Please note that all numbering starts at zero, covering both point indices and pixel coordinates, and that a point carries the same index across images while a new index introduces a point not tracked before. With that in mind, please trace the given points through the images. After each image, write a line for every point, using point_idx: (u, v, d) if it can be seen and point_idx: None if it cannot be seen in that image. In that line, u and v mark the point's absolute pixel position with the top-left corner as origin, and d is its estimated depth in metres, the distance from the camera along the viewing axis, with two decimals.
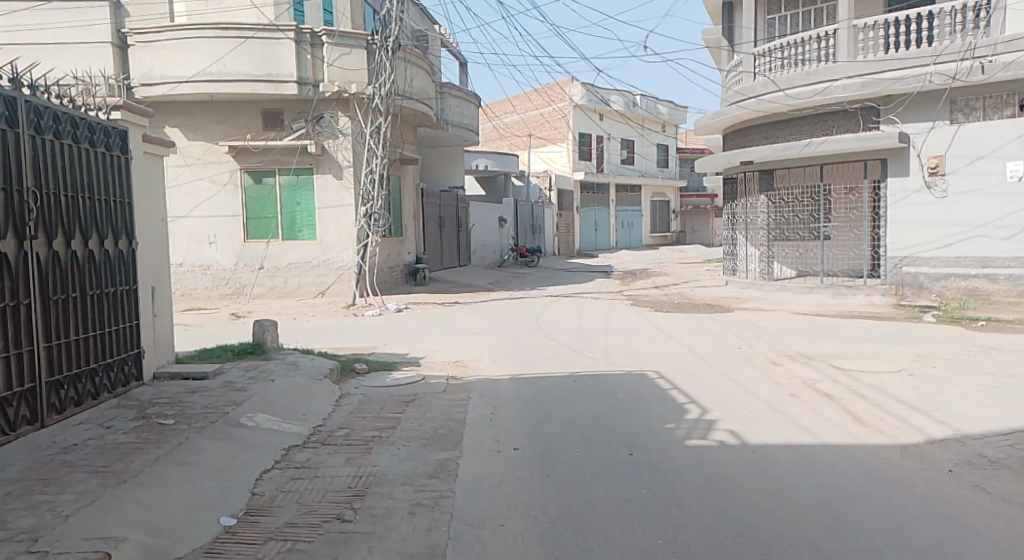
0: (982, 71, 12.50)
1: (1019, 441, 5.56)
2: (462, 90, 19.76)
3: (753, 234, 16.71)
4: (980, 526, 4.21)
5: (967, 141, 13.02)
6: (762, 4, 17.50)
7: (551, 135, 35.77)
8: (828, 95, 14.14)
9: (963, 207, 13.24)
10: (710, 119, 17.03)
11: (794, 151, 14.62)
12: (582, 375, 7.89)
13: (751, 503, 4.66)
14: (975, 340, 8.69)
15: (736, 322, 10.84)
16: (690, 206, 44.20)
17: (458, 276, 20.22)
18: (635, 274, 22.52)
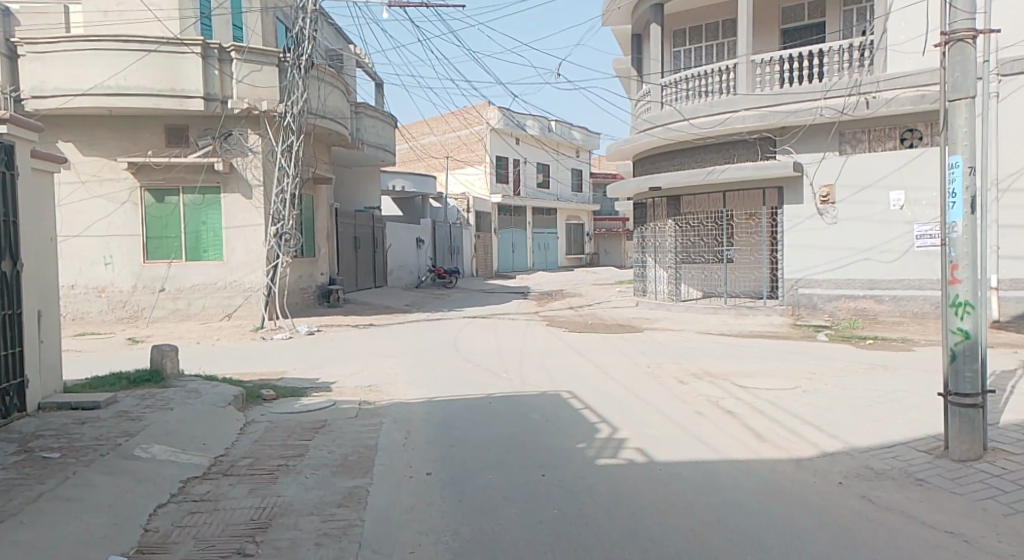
0: (867, 106, 13.42)
1: (902, 452, 5.97)
2: (379, 110, 19.65)
3: (661, 257, 17.26)
4: (870, 536, 4.46)
5: (854, 171, 13.92)
6: (668, 37, 18.32)
7: (467, 157, 35.97)
8: (729, 126, 14.85)
9: (849, 232, 14.09)
10: (620, 144, 17.57)
11: (698, 177, 15.24)
12: (497, 396, 7.90)
13: (659, 521, 4.76)
14: (861, 357, 9.29)
15: (647, 341, 11.14)
16: (603, 229, 45.53)
17: (372, 298, 19.88)
18: (550, 295, 22.83)
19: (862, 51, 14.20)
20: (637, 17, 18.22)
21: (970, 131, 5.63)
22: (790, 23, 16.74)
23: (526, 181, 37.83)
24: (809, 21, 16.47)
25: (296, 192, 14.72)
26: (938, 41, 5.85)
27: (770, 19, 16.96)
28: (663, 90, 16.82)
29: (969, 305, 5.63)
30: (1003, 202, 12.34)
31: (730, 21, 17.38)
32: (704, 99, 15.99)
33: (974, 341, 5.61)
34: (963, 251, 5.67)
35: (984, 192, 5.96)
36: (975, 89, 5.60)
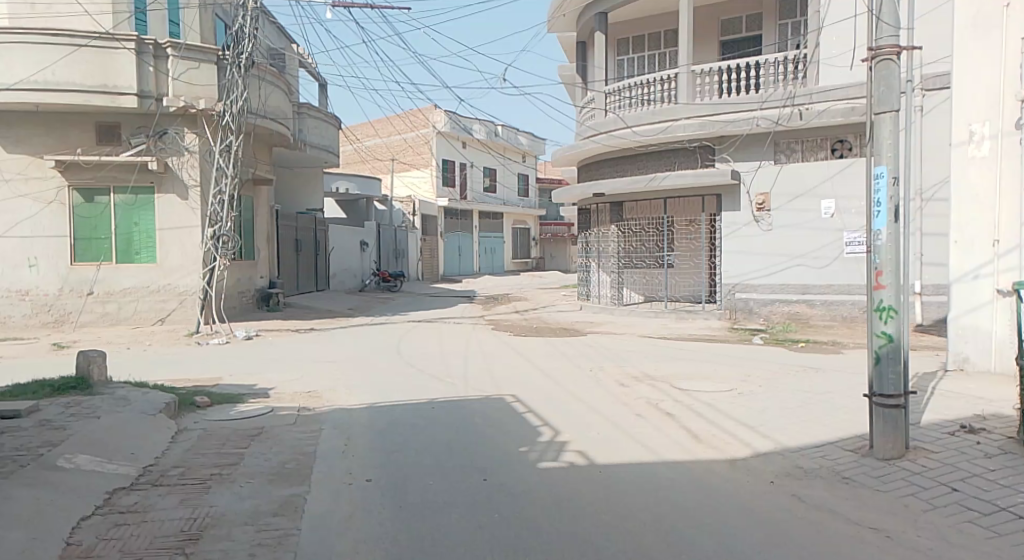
0: (801, 117, 13.85)
1: (830, 452, 6.19)
2: (322, 111, 19.38)
3: (603, 261, 17.49)
4: (799, 534, 4.60)
5: (789, 180, 14.39)
6: (612, 45, 18.65)
7: (414, 160, 35.75)
8: (670, 134, 15.15)
9: (783, 239, 14.54)
10: (565, 151, 17.77)
11: (639, 184, 15.60)
12: (441, 402, 7.84)
13: (598, 523, 4.81)
14: (793, 360, 9.60)
15: (591, 345, 11.26)
16: (550, 234, 46.05)
17: (315, 302, 19.55)
18: (496, 299, 22.86)
19: (796, 63, 14.72)
20: (582, 25, 18.42)
21: (895, 144, 5.86)
22: (729, 35, 17.22)
23: (473, 185, 37.85)
24: (747, 34, 16.97)
25: (235, 195, 14.58)
26: (865, 57, 6.05)
27: (710, 31, 17.42)
28: (607, 98, 17.11)
29: (892, 309, 5.87)
30: (926, 211, 12.94)
31: (671, 32, 17.79)
32: (646, 107, 16.31)
33: (897, 344, 5.84)
34: (886, 259, 5.90)
35: (906, 201, 6.20)
36: (898, 103, 5.84)
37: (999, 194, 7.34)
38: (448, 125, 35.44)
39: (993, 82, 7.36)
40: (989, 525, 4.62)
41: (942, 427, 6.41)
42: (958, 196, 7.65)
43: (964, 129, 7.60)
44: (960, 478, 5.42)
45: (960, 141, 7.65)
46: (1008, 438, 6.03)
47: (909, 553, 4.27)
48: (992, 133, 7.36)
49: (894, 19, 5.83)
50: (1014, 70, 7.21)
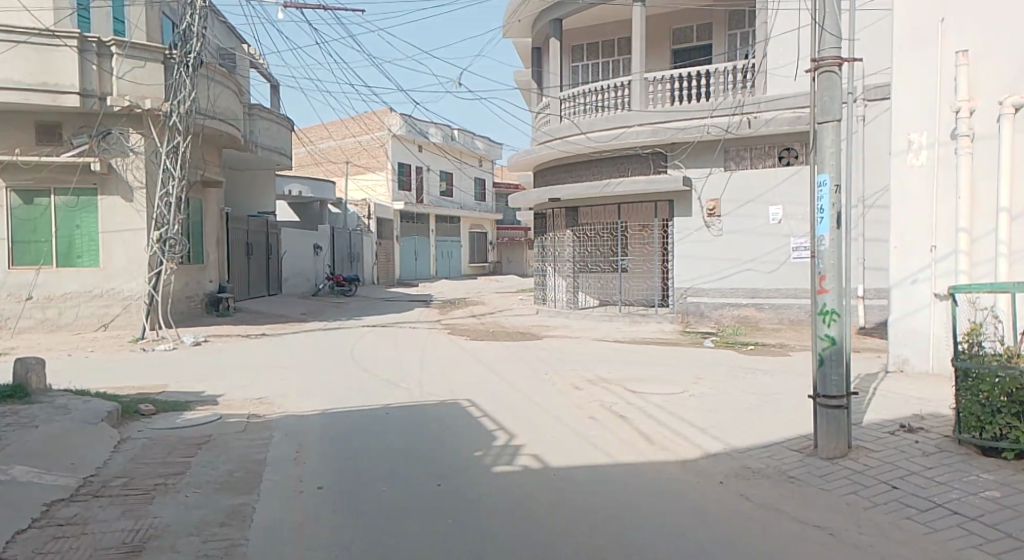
0: (749, 126, 14.15)
1: (776, 452, 6.35)
2: (274, 113, 19.07)
3: (560, 265, 17.71)
4: (748, 533, 4.71)
5: (737, 188, 14.71)
6: (568, 51, 18.87)
7: (369, 163, 35.43)
8: (623, 140, 15.36)
9: (732, 245, 14.87)
10: (522, 156, 17.86)
11: (595, 191, 15.72)
12: (395, 407, 7.78)
13: (551, 526, 4.83)
14: (742, 362, 9.82)
15: (547, 349, 11.32)
16: (506, 238, 46.31)
17: (268, 306, 19.20)
18: (452, 304, 22.80)
19: (745, 73, 15.11)
20: (537, 31, 18.53)
21: (837, 152, 6.05)
22: (680, 44, 17.55)
23: (429, 188, 37.64)
24: (697, 43, 17.33)
25: (181, 197, 14.18)
26: (809, 67, 6.21)
27: (662, 39, 17.75)
28: (562, 104, 17.26)
29: (835, 313, 6.05)
30: (868, 218, 13.30)
31: (624, 39, 18.11)
32: (601, 113, 16.40)
33: (839, 346, 6.02)
34: (829, 264, 6.08)
35: (848, 208, 6.40)
36: (840, 113, 6.03)
37: (937, 201, 7.64)
38: (404, 128, 35.34)
39: (927, 93, 7.68)
40: (925, 521, 4.80)
41: (882, 427, 6.63)
42: (896, 203, 7.93)
43: (904, 138, 7.89)
44: (899, 476, 5.62)
45: (900, 150, 7.91)
46: (944, 437, 6.28)
47: (851, 549, 4.40)
48: (929, 142, 7.68)
49: (837, 30, 5.99)
50: (948, 82, 7.53)
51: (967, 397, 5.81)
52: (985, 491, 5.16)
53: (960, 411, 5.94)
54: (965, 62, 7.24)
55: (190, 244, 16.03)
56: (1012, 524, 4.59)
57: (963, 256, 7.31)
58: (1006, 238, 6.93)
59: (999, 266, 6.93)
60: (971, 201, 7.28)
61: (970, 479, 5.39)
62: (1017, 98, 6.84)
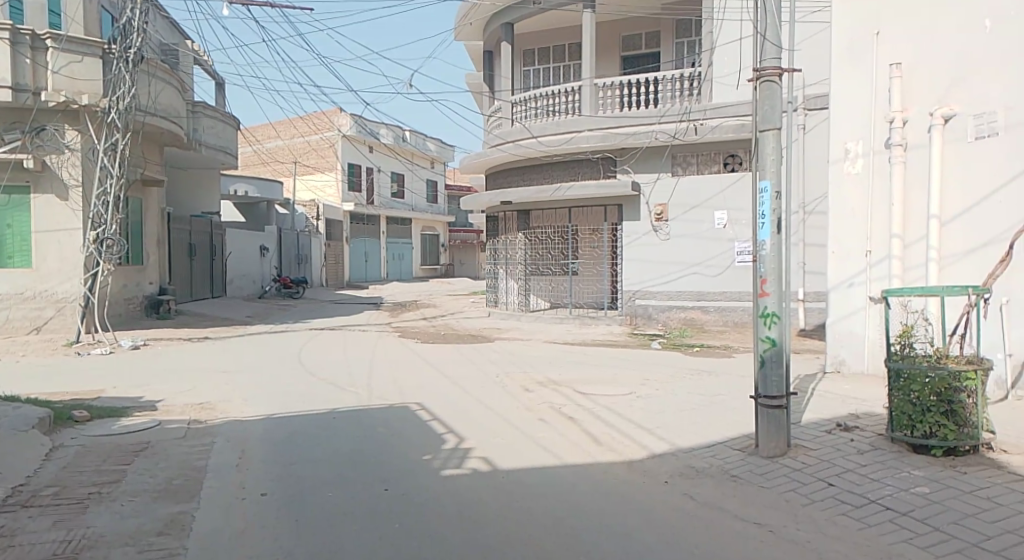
0: (695, 132, 14.49)
1: (719, 452, 6.49)
2: (219, 111, 18.68)
3: (512, 268, 17.82)
4: (691, 532, 4.80)
5: (683, 193, 15.03)
6: (519, 55, 19.04)
7: (318, 164, 34.94)
8: (573, 145, 15.55)
9: (679, 249, 15.16)
10: (475, 158, 17.87)
11: (545, 194, 15.84)
12: (342, 412, 7.68)
13: (498, 528, 4.84)
14: (687, 363, 10.02)
15: (499, 351, 11.35)
16: (459, 240, 46.32)
17: (214, 309, 18.72)
18: (403, 306, 22.62)
19: (691, 81, 15.47)
20: (489, 34, 18.60)
21: (777, 159, 6.23)
22: (629, 51, 17.85)
23: (381, 190, 37.28)
24: (646, 50, 17.66)
25: (120, 196, 13.78)
26: (751, 76, 6.38)
27: (612, 46, 18.03)
28: (514, 108, 17.30)
29: (775, 315, 6.22)
30: (808, 223, 13.79)
31: (575, 45, 18.30)
32: (552, 118, 16.62)
33: (779, 348, 6.19)
34: (770, 267, 6.25)
35: (789, 213, 6.59)
36: (781, 121, 6.21)
37: (871, 208, 7.96)
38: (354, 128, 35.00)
39: (862, 103, 8.01)
40: (860, 517, 4.97)
41: (820, 426, 6.85)
42: (834, 208, 8.27)
43: (840, 147, 8.24)
44: (836, 473, 5.81)
45: (837, 158, 8.27)
46: (878, 435, 6.52)
47: (790, 546, 4.53)
48: (864, 150, 8.00)
49: (777, 41, 6.17)
50: (881, 93, 7.85)
51: (899, 396, 6.03)
52: (915, 487, 5.37)
53: (893, 410, 6.16)
54: (898, 75, 7.54)
55: (129, 245, 15.50)
56: (940, 518, 4.79)
57: (896, 261, 7.61)
58: (936, 245, 7.24)
59: (930, 270, 7.23)
60: (904, 208, 7.59)
61: (902, 475, 5.60)
62: (946, 109, 7.15)
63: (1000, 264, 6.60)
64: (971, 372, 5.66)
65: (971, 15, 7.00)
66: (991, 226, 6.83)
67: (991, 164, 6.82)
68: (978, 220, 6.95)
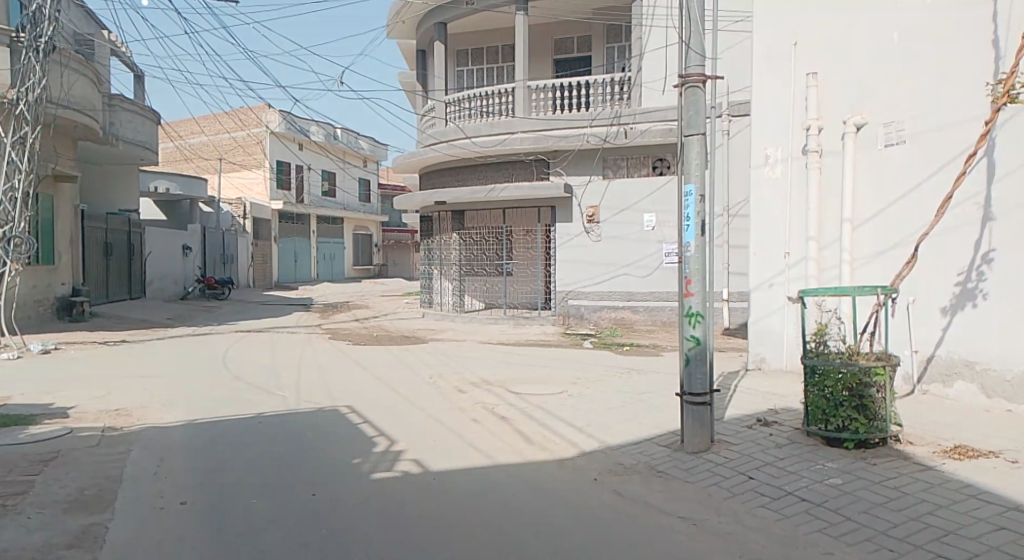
0: (626, 136, 14.78)
1: (646, 448, 6.65)
2: (138, 105, 17.89)
3: (446, 269, 17.72)
4: (617, 527, 4.90)
5: (615, 195, 15.31)
6: (452, 56, 18.99)
7: (244, 161, 33.96)
8: (507, 146, 15.62)
9: (610, 250, 15.43)
10: (407, 157, 17.71)
11: (479, 195, 15.91)
12: (269, 416, 7.50)
13: (427, 530, 4.82)
14: (615, 362, 10.23)
15: (432, 352, 11.31)
16: (392, 240, 45.98)
17: (133, 312, 17.94)
18: (333, 308, 22.19)
19: (621, 86, 15.79)
20: (421, 33, 18.45)
21: (701, 163, 6.41)
22: (562, 54, 18.08)
23: (310, 188, 36.49)
24: (578, 54, 17.90)
25: (30, 192, 13.01)
26: (677, 82, 6.53)
27: (545, 49, 18.21)
28: (447, 107, 17.19)
29: (699, 315, 6.40)
30: (732, 225, 14.26)
31: (508, 46, 18.40)
32: (486, 119, 16.69)
33: (703, 347, 6.39)
34: (695, 269, 6.43)
35: (712, 217, 6.81)
36: (705, 127, 6.39)
37: (789, 213, 8.32)
38: (282, 125, 34.01)
39: (782, 111, 8.39)
40: (778, 508, 5.18)
41: (742, 421, 7.10)
42: (755, 212, 8.63)
43: (762, 154, 8.63)
44: (755, 466, 6.03)
45: (759, 164, 8.65)
46: (795, 429, 6.80)
47: (712, 538, 4.68)
48: (783, 156, 8.37)
49: (701, 49, 6.35)
50: (799, 102, 8.22)
51: (814, 391, 6.30)
52: (829, 478, 5.63)
53: (809, 404, 6.43)
54: (814, 85, 7.94)
55: (38, 245, 14.61)
56: (851, 508, 5.04)
57: (812, 263, 7.97)
58: (849, 247, 7.62)
59: (844, 271, 7.61)
60: (820, 212, 7.96)
61: (817, 467, 5.87)
62: (857, 118, 7.52)
63: (905, 265, 7.01)
64: (879, 367, 5.98)
65: (879, 29, 7.38)
66: (898, 229, 7.23)
67: (897, 170, 7.22)
68: (886, 223, 7.35)
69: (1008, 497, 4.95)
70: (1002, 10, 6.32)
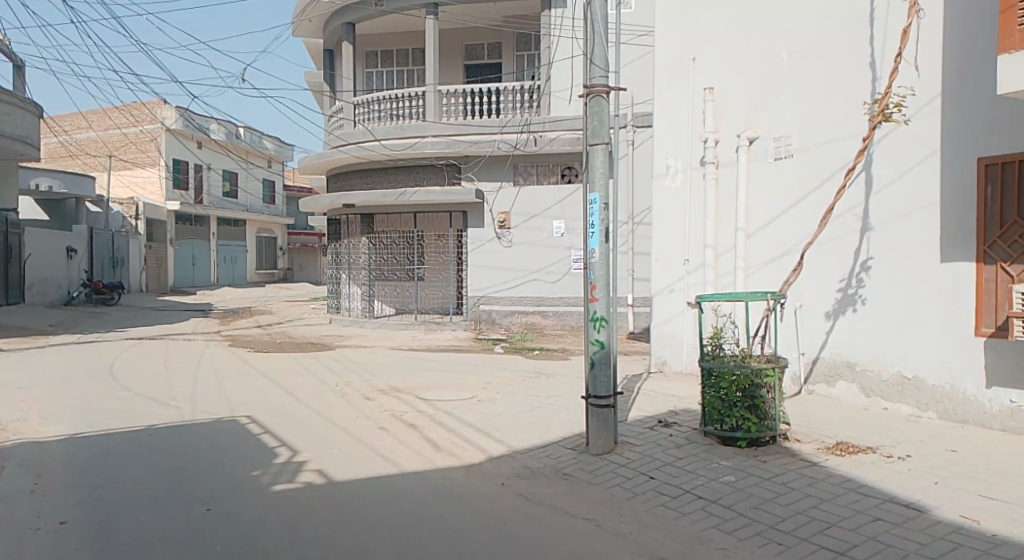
0: (535, 144, 15.13)
1: (553, 451, 6.75)
2: (16, 96, 16.65)
3: (355, 274, 17.39)
4: (521, 531, 4.94)
5: (525, 202, 15.50)
6: (361, 57, 18.76)
7: (136, 158, 32.42)
8: (418, 150, 15.52)
9: (521, 256, 15.61)
10: (313, 159, 17.33)
11: (390, 198, 15.69)
12: (163, 429, 7.14)
13: (328, 541, 4.70)
14: (522, 367, 10.34)
15: (340, 359, 11.10)
16: (298, 243, 44.76)
17: (11, 319, 16.62)
18: (236, 313, 21.39)
19: (531, 94, 15.96)
20: (329, 33, 18.15)
21: (604, 173, 6.59)
22: (472, 60, 18.15)
23: (209, 188, 35.16)
24: (488, 61, 18.03)
25: None
26: (581, 92, 6.66)
27: (455, 54, 18.24)
28: (356, 109, 17.00)
29: (603, 319, 6.56)
30: (637, 233, 14.69)
31: (419, 50, 18.36)
32: (394, 122, 16.44)
33: (607, 350, 6.53)
34: (599, 275, 6.58)
35: (616, 224, 7.01)
36: (609, 137, 6.56)
37: (690, 220, 8.68)
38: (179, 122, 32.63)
39: (681, 123, 8.77)
40: (676, 506, 5.36)
41: (644, 423, 7.32)
42: (656, 220, 8.97)
43: (663, 164, 9.00)
44: (656, 467, 6.22)
45: (661, 174, 9.01)
46: (693, 430, 7.07)
47: (614, 538, 4.78)
48: (683, 167, 8.77)
49: (604, 62, 6.54)
50: (698, 116, 8.61)
51: (710, 393, 6.55)
52: (723, 476, 5.88)
53: (705, 405, 6.69)
54: (711, 99, 8.33)
55: None
56: (743, 504, 5.28)
57: (709, 269, 8.34)
58: (743, 254, 8.02)
59: (739, 277, 8.01)
60: (717, 220, 8.35)
61: (712, 466, 6.12)
62: (750, 132, 7.93)
63: (794, 272, 7.44)
64: (770, 369, 6.31)
65: (770, 48, 7.81)
66: (787, 239, 7.66)
67: (786, 182, 7.66)
68: (776, 233, 7.79)
69: (883, 489, 5.31)
70: (876, 35, 6.81)
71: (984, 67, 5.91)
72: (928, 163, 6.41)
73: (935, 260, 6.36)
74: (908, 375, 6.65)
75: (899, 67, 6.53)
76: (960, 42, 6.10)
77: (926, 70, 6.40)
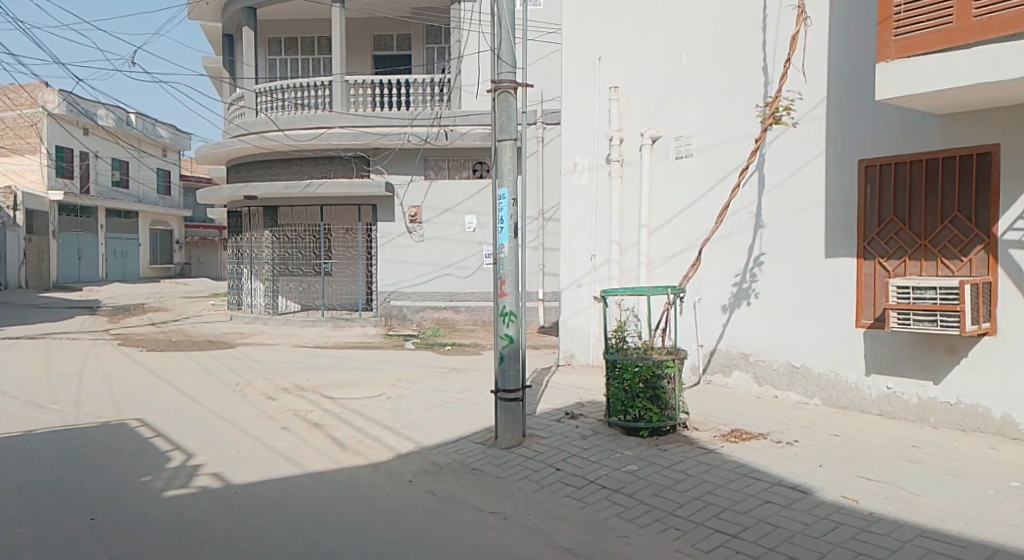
0: (446, 138, 14.99)
1: (461, 447, 6.75)
2: None
3: (258, 268, 16.85)
4: (427, 527, 4.91)
5: (437, 196, 15.42)
6: (263, 43, 18.08)
7: (14, 144, 30.05)
8: (324, 141, 15.11)
9: (433, 250, 15.53)
10: (212, 149, 16.58)
11: (296, 190, 15.10)
12: (41, 435, 6.66)
13: (225, 547, 4.52)
14: (428, 362, 10.29)
15: (242, 358, 10.70)
16: (197, 236, 42.87)
17: None
18: (127, 311, 20.17)
19: (442, 87, 15.88)
20: (227, 17, 17.39)
21: (514, 167, 6.60)
22: (381, 50, 17.91)
23: (96, 178, 33.09)
24: (397, 52, 17.82)
25: None
26: (489, 88, 6.66)
27: (364, 44, 17.97)
28: (258, 98, 16.40)
29: (513, 314, 6.54)
30: (547, 229, 14.93)
31: (325, 38, 17.92)
32: (301, 111, 15.95)
33: (516, 345, 6.56)
34: (509, 270, 6.59)
35: (524, 221, 7.06)
36: (516, 133, 6.57)
37: (597, 216, 8.89)
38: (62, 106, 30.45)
39: (588, 120, 8.98)
40: (581, 497, 5.47)
41: (550, 416, 7.43)
42: (563, 215, 9.17)
43: (571, 161, 9.19)
44: (562, 458, 6.33)
45: (569, 171, 9.19)
46: (597, 421, 7.24)
47: (519, 531, 4.84)
48: (590, 164, 8.98)
49: (512, 59, 6.55)
50: (604, 114, 8.82)
51: (615, 384, 6.69)
52: (626, 465, 6.04)
53: (610, 397, 6.82)
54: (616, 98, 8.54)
55: None
56: (645, 492, 5.44)
57: (615, 264, 8.57)
58: (646, 251, 8.29)
59: (642, 272, 8.26)
60: (623, 216, 8.58)
61: (615, 456, 6.28)
62: (653, 131, 8.18)
63: (693, 267, 7.74)
64: (670, 360, 6.50)
65: (670, 49, 8.07)
66: (687, 235, 7.96)
67: (686, 180, 7.95)
68: (676, 229, 8.08)
69: (774, 473, 5.60)
70: (768, 41, 7.14)
71: (864, 75, 6.30)
72: (815, 164, 6.79)
73: (821, 256, 6.75)
74: (796, 364, 7.05)
75: (789, 73, 6.88)
76: (844, 50, 6.47)
77: (812, 76, 6.75)
